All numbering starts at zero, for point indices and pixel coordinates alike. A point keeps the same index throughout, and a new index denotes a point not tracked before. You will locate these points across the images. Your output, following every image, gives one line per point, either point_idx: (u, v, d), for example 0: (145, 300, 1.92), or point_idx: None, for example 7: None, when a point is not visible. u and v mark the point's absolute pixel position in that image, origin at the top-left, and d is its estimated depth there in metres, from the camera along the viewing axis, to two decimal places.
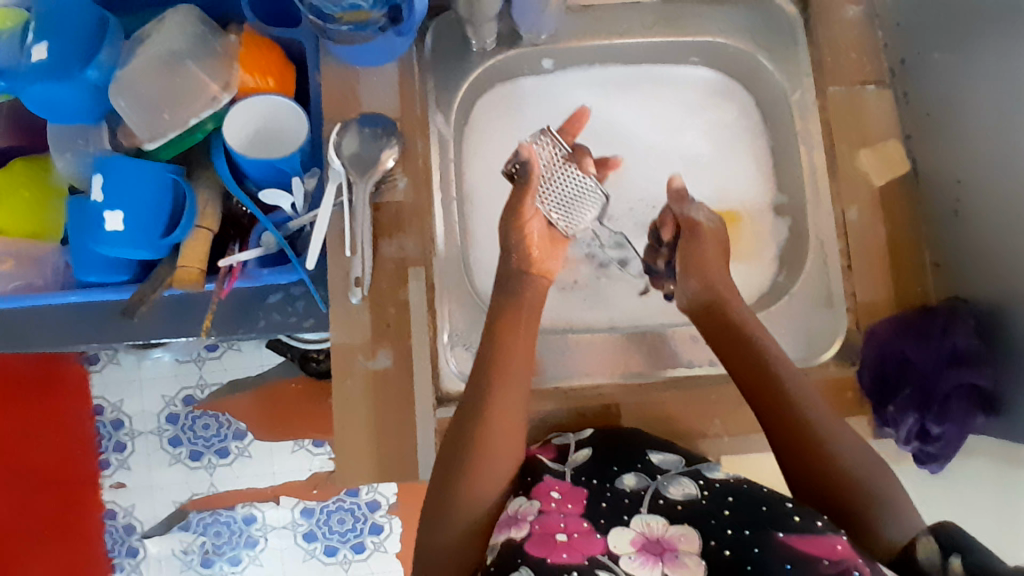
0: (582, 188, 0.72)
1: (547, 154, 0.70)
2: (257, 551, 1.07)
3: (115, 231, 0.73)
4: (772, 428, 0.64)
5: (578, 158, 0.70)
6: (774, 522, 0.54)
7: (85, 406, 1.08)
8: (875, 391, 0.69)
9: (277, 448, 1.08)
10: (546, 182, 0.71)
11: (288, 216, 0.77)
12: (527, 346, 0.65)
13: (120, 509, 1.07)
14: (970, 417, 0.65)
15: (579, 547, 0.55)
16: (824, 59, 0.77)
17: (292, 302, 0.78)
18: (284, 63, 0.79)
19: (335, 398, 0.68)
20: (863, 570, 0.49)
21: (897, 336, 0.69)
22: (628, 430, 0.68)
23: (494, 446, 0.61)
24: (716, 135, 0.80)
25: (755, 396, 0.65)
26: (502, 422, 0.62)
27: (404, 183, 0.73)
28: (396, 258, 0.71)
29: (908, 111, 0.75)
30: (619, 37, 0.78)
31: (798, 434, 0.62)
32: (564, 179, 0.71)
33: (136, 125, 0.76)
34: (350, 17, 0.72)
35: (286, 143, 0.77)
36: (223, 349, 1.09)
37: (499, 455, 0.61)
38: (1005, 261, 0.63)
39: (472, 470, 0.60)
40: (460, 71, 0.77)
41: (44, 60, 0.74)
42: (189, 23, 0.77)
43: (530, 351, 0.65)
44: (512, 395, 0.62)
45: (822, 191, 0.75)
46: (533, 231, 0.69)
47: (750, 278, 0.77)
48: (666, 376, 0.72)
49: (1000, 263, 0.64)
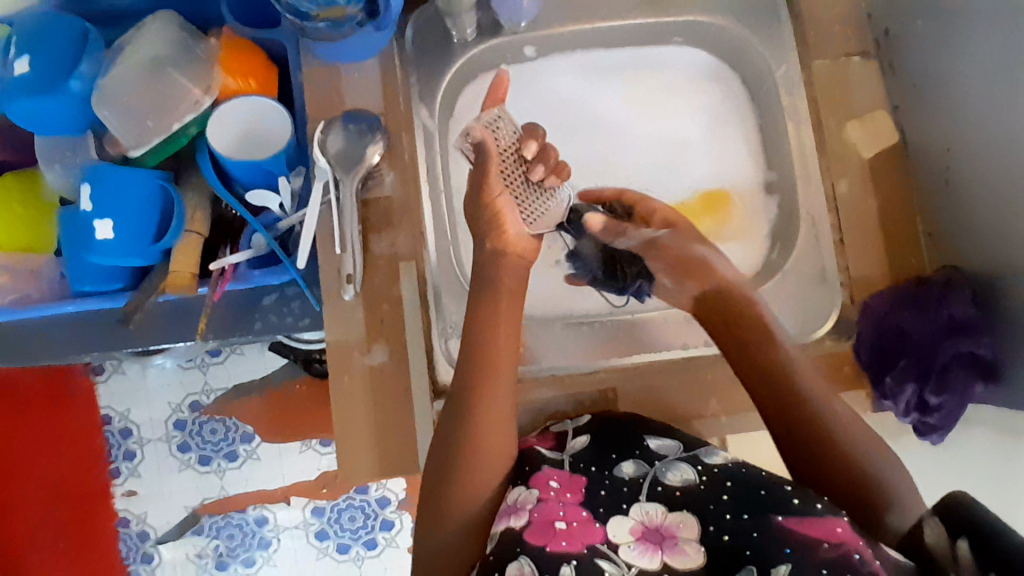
0: (529, 197, 0.72)
1: (529, 206, 0.72)
2: (271, 552, 1.08)
3: (106, 239, 0.74)
4: (770, 416, 0.65)
5: (557, 169, 0.71)
6: (774, 506, 0.55)
7: (96, 417, 1.10)
8: (874, 364, 0.68)
9: (286, 449, 1.09)
10: (522, 202, 0.71)
11: (278, 216, 0.78)
12: (512, 324, 0.66)
13: (133, 517, 1.08)
14: (971, 387, 0.63)
15: (578, 535, 0.56)
16: (807, 32, 0.77)
17: (287, 302, 0.79)
18: (266, 65, 0.79)
19: (334, 397, 0.68)
20: (863, 554, 0.50)
21: (894, 308, 0.68)
22: (626, 416, 0.67)
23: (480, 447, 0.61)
24: (701, 115, 0.79)
25: (753, 383, 0.66)
26: (486, 420, 0.62)
27: (391, 178, 0.73)
28: (387, 254, 0.71)
29: (895, 80, 0.74)
30: (601, 22, 0.78)
31: None
32: (529, 198, 0.72)
33: (123, 134, 0.77)
34: (326, 14, 0.71)
35: (267, 142, 0.76)
36: (226, 354, 1.10)
37: (488, 456, 0.61)
38: (1010, 225, 0.62)
39: (476, 438, 0.61)
40: (442, 63, 0.77)
41: (27, 72, 0.76)
42: (171, 31, 0.77)
43: (514, 331, 0.66)
44: (502, 389, 0.63)
45: (812, 167, 0.74)
46: (506, 210, 0.70)
47: (742, 257, 0.76)
48: (653, 359, 0.71)
49: (1004, 228, 0.62)
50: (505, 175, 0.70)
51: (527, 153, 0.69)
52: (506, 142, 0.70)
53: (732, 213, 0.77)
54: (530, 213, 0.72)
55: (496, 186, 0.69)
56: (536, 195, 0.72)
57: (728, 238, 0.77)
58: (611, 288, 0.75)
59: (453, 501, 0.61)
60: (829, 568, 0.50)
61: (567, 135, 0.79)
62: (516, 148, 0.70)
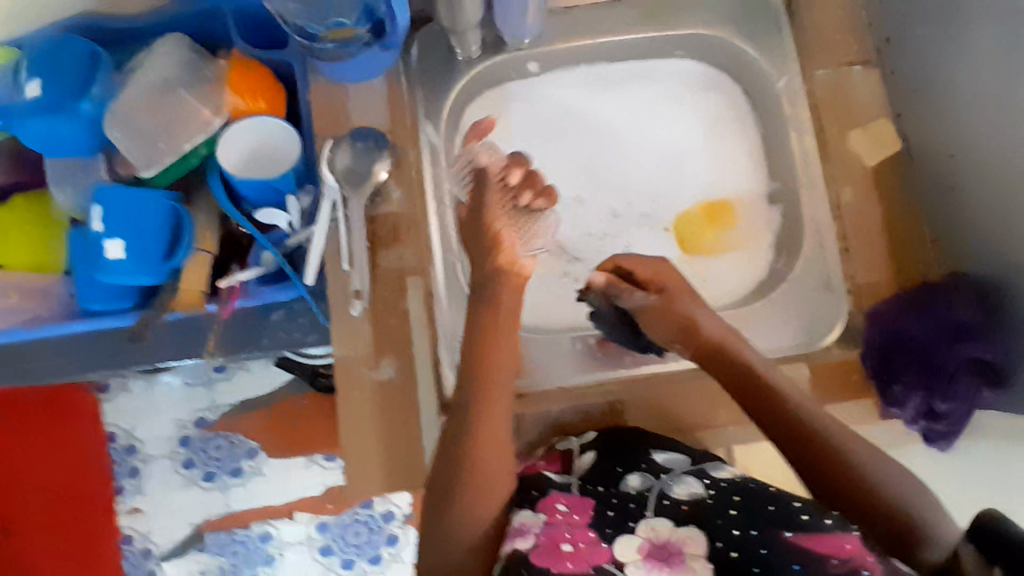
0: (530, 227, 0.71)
1: (528, 237, 0.70)
2: (274, 568, 1.08)
3: (116, 258, 0.75)
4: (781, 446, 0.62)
5: (546, 192, 0.71)
6: (783, 521, 0.56)
7: (101, 433, 1.09)
8: (880, 373, 0.67)
9: (290, 466, 1.08)
10: (523, 236, 0.69)
11: (286, 233, 0.78)
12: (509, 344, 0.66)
13: (136, 535, 1.08)
14: (977, 392, 0.65)
15: (585, 556, 0.56)
16: (809, 43, 0.77)
17: (294, 318, 0.79)
18: (275, 85, 0.79)
19: (343, 412, 0.68)
20: (872, 570, 0.51)
21: (898, 316, 0.68)
22: (632, 428, 0.67)
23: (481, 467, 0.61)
24: (704, 127, 0.81)
25: (748, 398, 0.64)
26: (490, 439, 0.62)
27: (398, 194, 0.73)
28: (394, 271, 0.71)
29: (896, 88, 0.75)
30: (605, 35, 0.79)
31: (803, 433, 0.61)
32: (529, 232, 0.70)
33: (132, 154, 0.78)
34: (335, 36, 0.73)
35: (274, 159, 0.78)
36: (231, 370, 1.09)
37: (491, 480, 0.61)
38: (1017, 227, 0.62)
39: (477, 438, 0.62)
40: (448, 80, 0.78)
41: (39, 96, 0.76)
42: (179, 54, 0.77)
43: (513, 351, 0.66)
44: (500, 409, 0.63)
45: (814, 178, 0.75)
46: (506, 237, 0.67)
47: (746, 266, 0.77)
48: (653, 371, 0.72)
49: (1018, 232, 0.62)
50: (501, 204, 0.69)
51: (510, 180, 0.70)
52: (493, 164, 0.71)
53: (735, 226, 0.79)
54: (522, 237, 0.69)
55: (495, 212, 0.68)
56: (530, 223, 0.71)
57: (733, 248, 0.78)
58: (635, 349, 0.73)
59: (459, 518, 0.60)
60: None
61: (573, 148, 0.80)
62: (500, 174, 0.70)
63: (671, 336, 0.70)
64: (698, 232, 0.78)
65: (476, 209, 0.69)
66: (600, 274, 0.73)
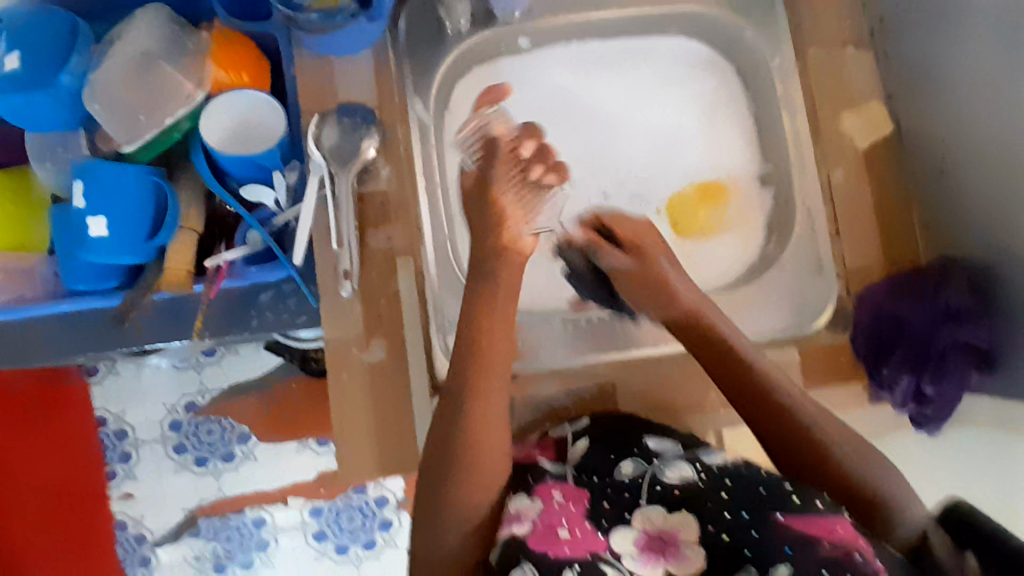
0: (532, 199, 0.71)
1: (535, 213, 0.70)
2: (269, 553, 1.07)
3: (99, 236, 0.74)
4: (770, 440, 0.63)
5: (555, 163, 0.72)
6: (774, 503, 0.56)
7: (90, 420, 1.08)
8: (871, 355, 0.67)
9: (283, 449, 1.08)
10: (530, 211, 0.70)
11: (272, 212, 0.77)
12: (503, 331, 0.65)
13: (130, 520, 1.07)
14: (967, 375, 0.65)
15: (582, 543, 0.57)
16: (803, 21, 0.76)
17: (282, 300, 0.78)
18: (258, 59, 0.78)
19: (333, 393, 0.67)
20: (864, 553, 0.51)
21: (890, 298, 0.68)
22: (625, 413, 0.67)
23: (474, 447, 0.61)
24: (698, 107, 0.79)
25: (739, 380, 0.64)
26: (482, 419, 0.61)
27: (387, 172, 0.72)
28: (384, 250, 0.70)
29: (891, 68, 0.74)
30: (596, 11, 0.78)
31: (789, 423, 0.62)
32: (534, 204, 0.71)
33: (114, 128, 0.76)
34: (319, 6, 0.72)
35: (261, 135, 0.76)
36: (220, 354, 1.09)
37: (481, 461, 0.61)
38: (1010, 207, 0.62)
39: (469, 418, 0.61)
40: (436, 54, 0.77)
41: (17, 69, 0.74)
42: (160, 24, 0.76)
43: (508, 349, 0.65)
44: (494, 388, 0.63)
45: (808, 156, 0.74)
46: (506, 203, 0.68)
47: (738, 246, 0.76)
48: (642, 353, 0.71)
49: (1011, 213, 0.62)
50: (505, 175, 0.70)
51: (521, 153, 0.71)
52: (505, 135, 0.73)
53: (729, 205, 0.78)
54: (528, 211, 0.70)
55: (500, 184, 0.69)
56: (532, 196, 0.71)
57: (726, 228, 0.77)
58: (609, 310, 0.73)
59: (450, 497, 0.60)
60: (829, 568, 0.51)
61: (565, 127, 0.79)
62: (512, 146, 0.71)
63: (666, 312, 0.69)
64: (692, 211, 0.77)
65: (480, 189, 0.69)
66: (579, 228, 0.74)
